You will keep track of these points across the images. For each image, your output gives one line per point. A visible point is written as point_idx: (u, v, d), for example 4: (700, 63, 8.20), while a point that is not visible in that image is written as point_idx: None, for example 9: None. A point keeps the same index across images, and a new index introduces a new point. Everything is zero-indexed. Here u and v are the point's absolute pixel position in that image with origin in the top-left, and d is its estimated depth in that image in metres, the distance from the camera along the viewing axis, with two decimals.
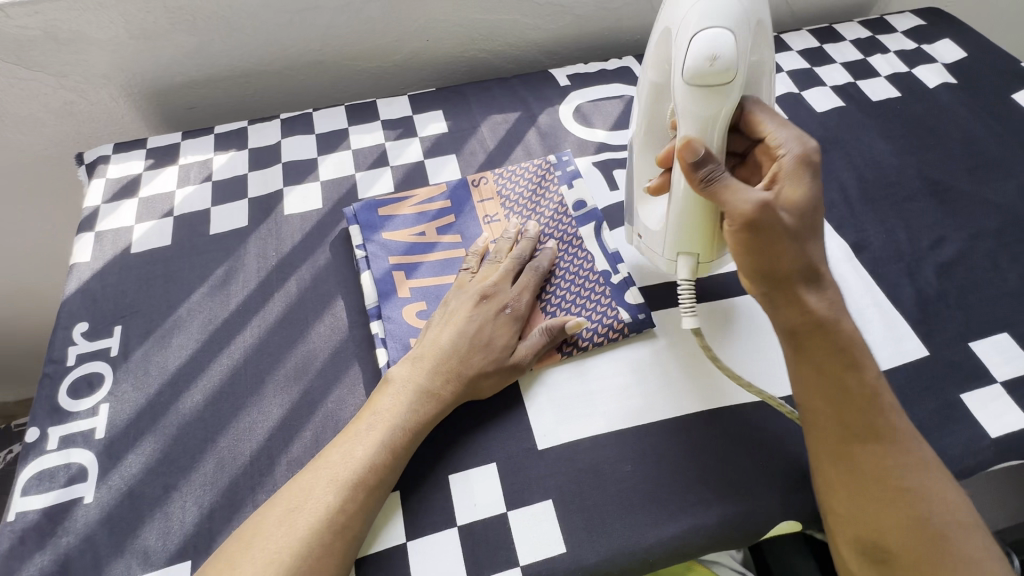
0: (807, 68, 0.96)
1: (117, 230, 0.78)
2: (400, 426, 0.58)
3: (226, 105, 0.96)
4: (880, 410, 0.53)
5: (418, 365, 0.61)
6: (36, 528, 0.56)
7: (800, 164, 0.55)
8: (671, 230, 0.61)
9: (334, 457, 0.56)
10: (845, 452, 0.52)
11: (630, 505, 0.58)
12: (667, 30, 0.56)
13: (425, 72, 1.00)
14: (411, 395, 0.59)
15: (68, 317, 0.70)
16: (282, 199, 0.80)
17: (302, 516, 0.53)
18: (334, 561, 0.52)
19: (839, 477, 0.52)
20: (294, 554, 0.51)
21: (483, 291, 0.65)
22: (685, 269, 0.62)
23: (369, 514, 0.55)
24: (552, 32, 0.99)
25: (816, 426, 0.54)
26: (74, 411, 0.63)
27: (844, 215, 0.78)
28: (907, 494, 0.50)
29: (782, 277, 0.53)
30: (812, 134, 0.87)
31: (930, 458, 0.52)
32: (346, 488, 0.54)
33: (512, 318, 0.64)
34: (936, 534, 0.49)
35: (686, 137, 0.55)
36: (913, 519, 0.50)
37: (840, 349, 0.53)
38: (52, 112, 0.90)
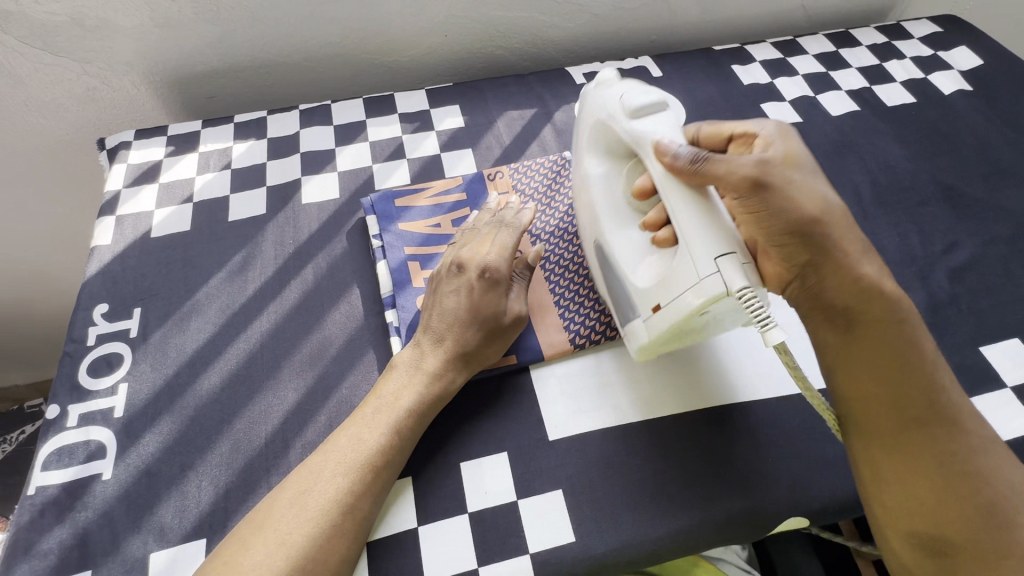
0: (823, 72, 0.96)
1: (138, 215, 0.79)
2: (407, 410, 0.58)
3: (245, 95, 0.97)
4: (936, 386, 0.53)
5: (422, 348, 0.62)
6: (56, 503, 0.57)
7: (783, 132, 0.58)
8: (698, 239, 0.51)
9: (343, 440, 0.57)
10: (900, 439, 0.52)
11: (639, 497, 0.58)
12: (596, 119, 0.64)
13: (442, 68, 1.01)
14: (419, 376, 0.60)
15: (89, 299, 0.71)
16: (300, 188, 0.81)
17: (312, 498, 0.53)
18: (345, 542, 0.52)
19: (893, 467, 0.52)
20: (306, 535, 0.51)
21: (460, 261, 0.64)
22: (734, 270, 0.50)
23: (381, 493, 0.56)
24: (570, 30, 1.00)
25: (868, 414, 0.53)
26: (94, 390, 0.64)
27: (857, 218, 0.79)
28: (967, 478, 0.51)
29: (821, 240, 0.53)
30: (827, 138, 0.87)
31: (987, 439, 0.52)
32: (355, 471, 0.55)
33: (491, 281, 0.63)
34: (998, 518, 0.49)
35: (650, 144, 0.56)
36: (974, 504, 0.50)
37: (882, 313, 0.53)
38: (75, 97, 0.91)
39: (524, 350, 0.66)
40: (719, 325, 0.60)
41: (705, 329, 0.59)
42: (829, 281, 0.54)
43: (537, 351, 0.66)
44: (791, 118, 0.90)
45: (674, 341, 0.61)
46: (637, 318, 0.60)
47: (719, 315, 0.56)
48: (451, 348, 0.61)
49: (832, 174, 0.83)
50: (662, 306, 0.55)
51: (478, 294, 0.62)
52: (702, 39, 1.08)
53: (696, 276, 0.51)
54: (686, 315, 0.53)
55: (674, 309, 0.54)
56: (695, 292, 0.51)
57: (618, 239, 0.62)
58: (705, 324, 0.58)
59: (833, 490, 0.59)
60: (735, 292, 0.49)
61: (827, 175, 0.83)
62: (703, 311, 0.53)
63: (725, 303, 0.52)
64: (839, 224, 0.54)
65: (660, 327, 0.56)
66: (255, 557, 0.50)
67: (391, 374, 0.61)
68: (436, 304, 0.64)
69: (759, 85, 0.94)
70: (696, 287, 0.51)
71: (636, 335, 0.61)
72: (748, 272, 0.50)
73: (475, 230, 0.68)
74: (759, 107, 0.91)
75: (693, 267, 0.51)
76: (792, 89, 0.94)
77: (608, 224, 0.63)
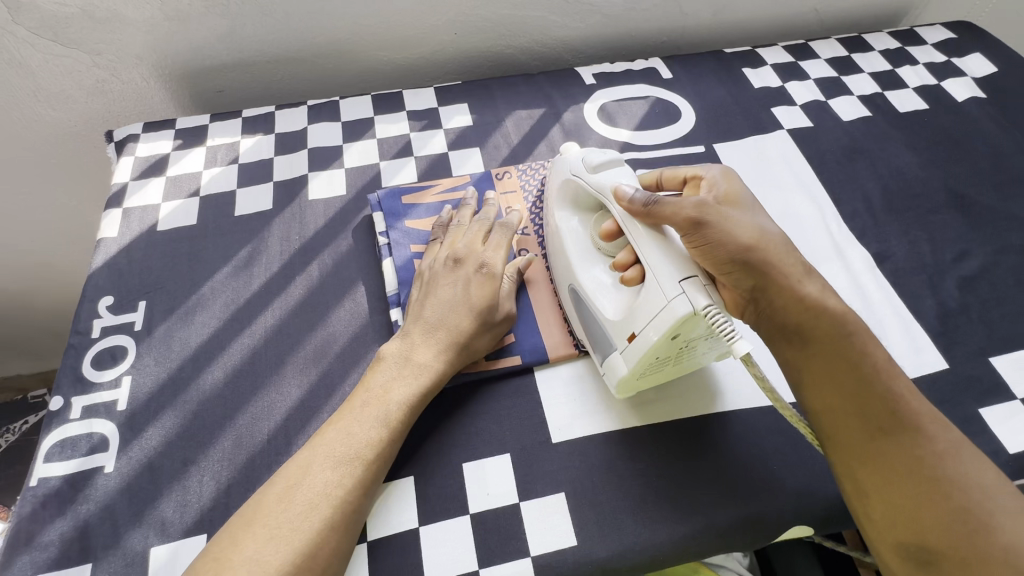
0: (835, 76, 0.96)
1: (144, 208, 0.79)
2: (396, 403, 0.58)
3: (254, 90, 0.97)
4: (891, 393, 0.53)
5: (412, 340, 0.62)
6: (58, 494, 0.57)
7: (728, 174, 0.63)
8: (663, 268, 0.55)
9: (331, 434, 0.55)
10: (865, 449, 0.51)
11: (642, 502, 0.58)
12: (562, 176, 0.69)
13: (451, 66, 1.01)
14: (408, 367, 0.60)
15: (94, 291, 0.71)
16: (306, 184, 0.81)
17: (299, 492, 0.52)
18: (335, 536, 0.51)
19: (862, 479, 0.51)
20: (294, 531, 0.50)
21: (455, 254, 0.66)
22: (698, 291, 0.53)
23: (372, 487, 0.55)
24: (580, 30, 0.99)
25: (832, 426, 0.53)
26: (97, 382, 0.64)
27: (867, 224, 0.78)
28: (938, 484, 0.49)
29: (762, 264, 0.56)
30: (838, 143, 0.87)
31: (955, 442, 0.51)
32: (344, 464, 0.54)
33: (489, 275, 0.65)
34: (975, 525, 0.47)
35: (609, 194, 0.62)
36: (950, 511, 0.48)
37: (828, 329, 0.55)
38: (84, 89, 0.92)
39: (530, 350, 0.66)
40: (695, 358, 0.61)
41: (682, 358, 0.60)
42: (777, 302, 0.56)
43: (543, 352, 0.66)
44: (802, 122, 0.89)
45: (653, 374, 0.61)
46: (614, 352, 0.60)
47: (692, 342, 0.57)
48: (442, 340, 0.61)
49: (842, 180, 0.82)
50: (636, 334, 0.57)
51: (471, 288, 0.64)
52: (713, 41, 1.07)
53: (664, 299, 0.54)
54: (660, 340, 0.55)
55: (648, 335, 0.55)
56: (666, 315, 0.53)
57: (587, 278, 0.63)
58: (681, 353, 0.58)
59: (838, 500, 0.58)
60: (702, 310, 0.52)
61: (837, 181, 0.82)
62: (676, 333, 0.54)
63: (695, 324, 0.54)
64: (779, 247, 0.58)
65: (636, 356, 0.57)
66: (245, 553, 0.48)
67: (379, 367, 0.61)
68: (421, 299, 0.65)
69: (770, 88, 0.94)
70: (668, 309, 0.53)
71: (614, 368, 0.60)
72: (711, 293, 0.53)
73: (461, 226, 0.70)
74: (769, 111, 0.91)
75: (661, 291, 0.54)
76: (803, 94, 0.93)
77: (578, 265, 0.65)
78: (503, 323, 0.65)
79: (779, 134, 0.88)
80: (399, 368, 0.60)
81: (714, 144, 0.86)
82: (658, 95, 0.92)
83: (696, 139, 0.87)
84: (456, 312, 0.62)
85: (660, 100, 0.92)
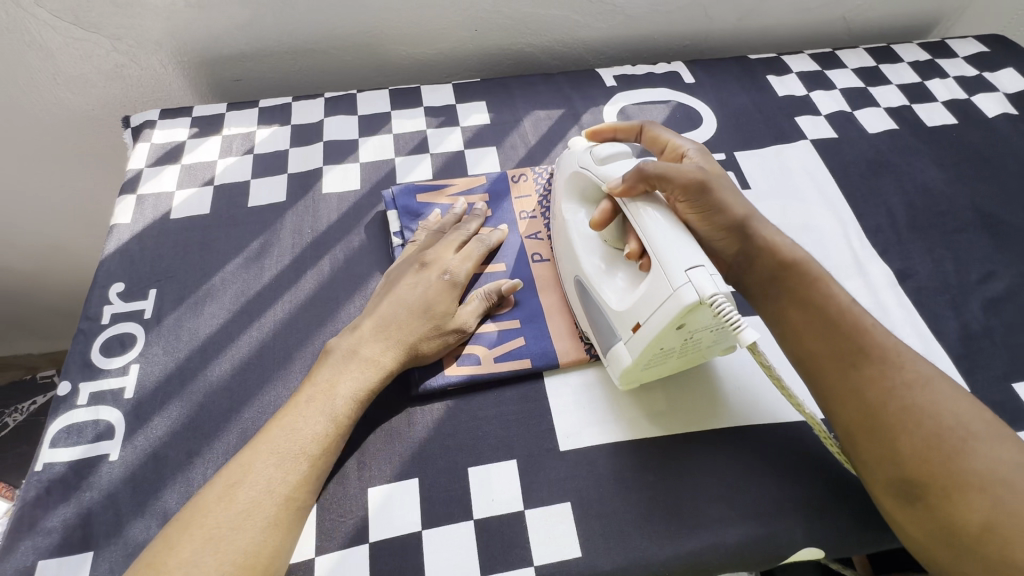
0: (861, 87, 0.93)
1: (158, 195, 0.78)
2: (342, 398, 0.58)
3: (271, 80, 0.97)
4: (858, 328, 0.55)
5: (362, 336, 0.61)
6: (62, 480, 0.57)
7: (703, 154, 0.68)
8: (666, 258, 0.54)
9: (277, 433, 0.54)
10: (852, 392, 0.54)
11: (649, 517, 0.57)
12: (569, 170, 0.69)
13: (470, 63, 1.00)
14: (354, 362, 0.60)
15: (105, 277, 0.71)
16: (321, 177, 0.81)
17: (243, 491, 0.51)
18: (281, 533, 0.51)
19: (851, 418, 0.53)
20: (236, 528, 0.49)
21: (421, 259, 0.66)
22: (706, 279, 0.52)
23: (316, 484, 0.55)
24: (602, 31, 0.98)
25: (818, 370, 0.56)
26: (105, 369, 0.64)
27: (890, 240, 0.76)
28: (911, 414, 0.51)
29: (744, 228, 0.61)
30: (863, 156, 0.85)
31: (928, 373, 0.53)
32: (290, 460, 0.53)
33: (451, 282, 0.65)
34: (949, 451, 0.49)
35: (609, 183, 0.62)
36: (924, 441, 0.50)
37: (802, 281, 0.59)
38: (103, 73, 0.91)
39: (540, 355, 0.65)
40: (700, 350, 0.60)
41: (689, 349, 0.59)
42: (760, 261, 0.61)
43: (553, 357, 0.65)
44: (826, 133, 0.87)
45: (659, 364, 0.60)
46: (618, 342, 0.59)
47: (698, 332, 0.56)
48: (393, 338, 0.61)
49: (865, 194, 0.81)
50: (642, 324, 0.56)
51: (430, 290, 0.64)
52: (737, 46, 1.05)
53: (670, 289, 0.53)
54: (666, 329, 0.54)
55: (654, 325, 0.55)
56: (672, 304, 0.53)
57: (592, 268, 0.63)
58: (687, 343, 0.58)
59: (850, 522, 0.57)
60: (708, 299, 0.51)
61: (861, 195, 0.80)
62: (681, 323, 0.54)
63: (703, 314, 0.53)
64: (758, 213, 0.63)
65: (642, 346, 0.56)
66: (182, 555, 0.47)
67: (325, 364, 0.60)
68: (382, 296, 0.65)
69: (795, 97, 0.92)
70: (673, 298, 0.53)
71: (619, 360, 0.60)
72: (720, 281, 0.53)
73: (439, 234, 0.70)
74: (793, 119, 0.89)
75: (667, 280, 0.53)
76: (828, 104, 0.91)
77: (583, 256, 0.65)
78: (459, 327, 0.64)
79: (802, 144, 0.86)
80: (344, 363, 0.60)
81: (735, 152, 0.85)
82: (679, 100, 0.90)
83: (717, 146, 0.85)
84: (405, 315, 0.62)
85: (681, 105, 0.90)
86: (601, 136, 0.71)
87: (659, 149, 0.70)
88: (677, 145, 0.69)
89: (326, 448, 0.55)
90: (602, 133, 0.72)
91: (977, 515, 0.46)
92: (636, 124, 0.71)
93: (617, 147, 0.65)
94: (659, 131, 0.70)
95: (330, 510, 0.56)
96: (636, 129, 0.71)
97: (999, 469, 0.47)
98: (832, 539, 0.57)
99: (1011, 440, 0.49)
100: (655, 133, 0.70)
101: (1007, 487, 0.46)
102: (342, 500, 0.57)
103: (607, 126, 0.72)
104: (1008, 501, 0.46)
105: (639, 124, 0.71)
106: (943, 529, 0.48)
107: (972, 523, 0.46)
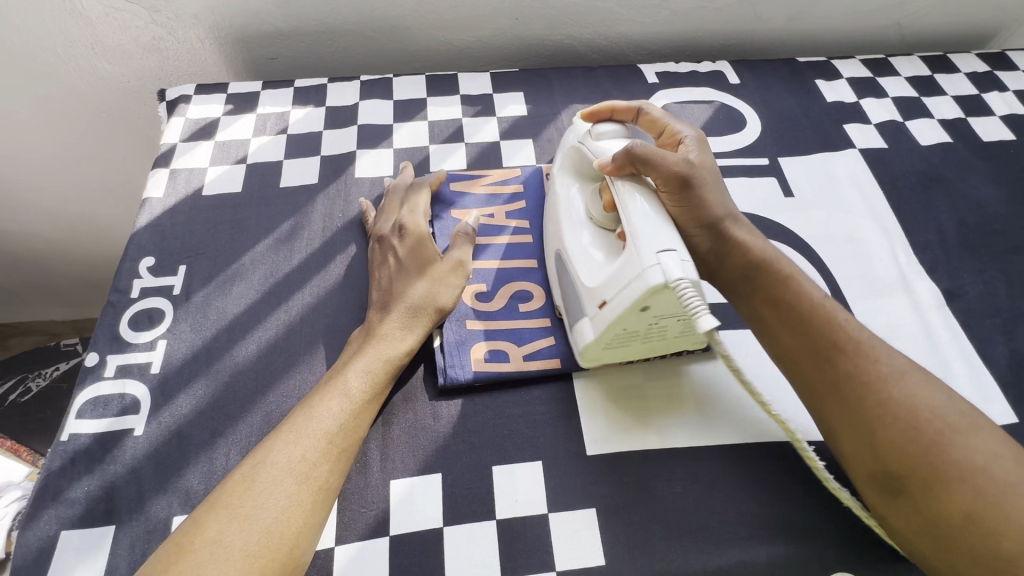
0: (914, 97, 0.90)
1: (191, 170, 0.78)
2: (358, 378, 0.57)
3: (307, 60, 0.96)
4: (829, 324, 0.56)
5: (381, 316, 0.62)
6: (86, 452, 0.57)
7: (698, 140, 0.67)
8: (641, 239, 0.54)
9: (298, 417, 0.54)
10: (828, 387, 0.55)
11: (675, 528, 0.55)
12: (569, 145, 0.69)
13: (508, 52, 0.98)
14: (374, 341, 0.60)
15: (136, 250, 0.71)
16: (354, 161, 0.79)
17: (265, 471, 0.50)
18: (305, 511, 0.49)
19: (832, 411, 0.54)
20: (257, 508, 0.48)
21: (378, 236, 0.68)
22: (675, 264, 0.52)
23: (344, 466, 0.53)
24: (646, 25, 0.95)
25: (793, 364, 0.58)
26: (134, 342, 0.64)
27: (938, 257, 0.73)
28: (886, 409, 0.51)
29: (716, 227, 0.61)
30: (913, 169, 0.81)
31: (901, 367, 0.53)
32: (311, 439, 0.52)
33: (415, 239, 0.67)
34: (928, 441, 0.49)
35: (600, 160, 0.62)
36: (903, 434, 0.50)
37: (774, 277, 0.60)
38: (140, 45, 0.91)
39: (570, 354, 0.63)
40: (669, 338, 0.60)
41: (653, 335, 0.59)
42: (730, 259, 0.61)
43: None
44: (876, 143, 0.84)
45: (621, 346, 0.60)
46: (584, 318, 0.59)
47: (664, 317, 0.56)
48: (401, 311, 0.62)
49: (914, 209, 0.77)
50: (606, 301, 0.56)
51: (404, 257, 0.66)
52: (784, 48, 1.02)
53: (639, 269, 0.53)
54: (629, 310, 0.54)
55: (618, 304, 0.55)
56: (637, 284, 0.53)
57: (572, 243, 0.63)
58: (652, 328, 0.58)
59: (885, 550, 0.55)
60: (673, 283, 0.51)
61: (910, 209, 0.77)
62: (645, 305, 0.54)
63: (667, 297, 0.53)
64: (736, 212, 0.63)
65: (603, 324, 0.56)
66: (207, 534, 0.46)
67: (346, 351, 0.62)
68: (378, 281, 0.65)
69: (844, 103, 0.88)
70: (640, 279, 0.53)
71: (581, 335, 0.60)
72: (690, 268, 0.52)
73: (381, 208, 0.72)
74: (841, 127, 0.86)
75: (637, 261, 0.53)
76: (879, 113, 0.88)
77: (566, 230, 0.64)
78: (460, 273, 0.65)
79: (850, 153, 0.83)
80: (364, 343, 0.60)
81: (779, 157, 0.82)
82: (723, 100, 0.88)
83: (761, 151, 0.82)
84: (412, 289, 0.63)
85: (724, 105, 0.87)
86: (598, 116, 0.70)
87: (658, 131, 0.70)
88: (676, 130, 0.68)
89: (343, 426, 0.54)
90: (600, 114, 0.70)
91: (958, 503, 0.47)
92: (635, 105, 0.70)
93: (613, 127, 0.66)
94: (658, 114, 0.69)
95: (351, 500, 0.56)
96: (634, 111, 0.70)
97: (979, 458, 0.48)
98: (868, 565, 0.54)
99: (989, 429, 0.50)
100: (653, 116, 0.69)
101: (985, 475, 0.47)
102: (364, 490, 0.56)
103: (605, 107, 0.69)
104: (987, 490, 0.46)
105: (637, 106, 0.69)
106: (927, 520, 0.48)
107: (954, 511, 0.47)
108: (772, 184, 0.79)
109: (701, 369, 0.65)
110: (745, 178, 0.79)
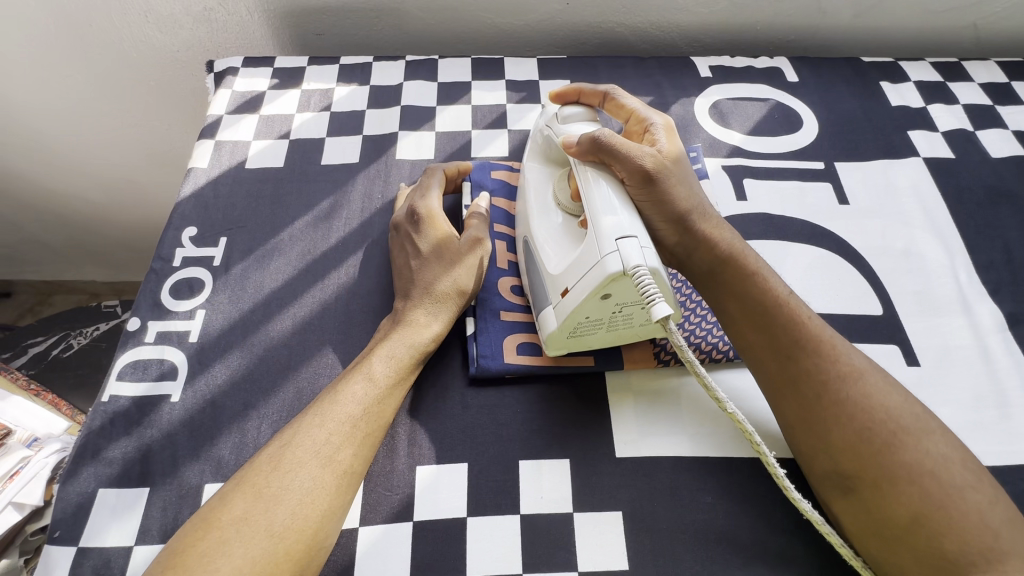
0: (988, 105, 0.84)
1: (235, 142, 0.78)
2: (384, 367, 0.57)
3: (353, 37, 0.95)
4: (790, 322, 0.55)
5: (411, 303, 0.61)
6: (125, 413, 0.59)
7: (665, 130, 0.64)
8: (598, 226, 0.54)
9: (324, 399, 0.54)
10: (789, 383, 0.54)
11: (702, 539, 0.54)
12: (537, 132, 0.69)
13: (557, 37, 0.95)
14: (404, 328, 0.60)
15: (180, 219, 0.71)
16: (395, 142, 0.79)
17: (290, 452, 0.50)
18: (328, 493, 0.50)
19: (787, 409, 0.54)
20: (283, 488, 0.48)
21: (395, 219, 0.68)
22: (634, 251, 0.51)
23: (369, 452, 0.53)
24: (703, 16, 0.91)
25: (759, 365, 0.57)
26: (173, 310, 0.65)
27: (1004, 278, 0.69)
28: (843, 408, 0.51)
29: (683, 221, 0.60)
30: (982, 183, 0.76)
31: (859, 366, 0.53)
32: (336, 424, 0.52)
33: (432, 223, 0.65)
34: (880, 444, 0.49)
35: (567, 142, 0.61)
36: (858, 433, 0.50)
37: (739, 272, 0.59)
38: (191, 16, 0.92)
39: (604, 354, 0.63)
40: (632, 326, 0.58)
41: (617, 325, 0.58)
42: (696, 255, 0.61)
43: (618, 359, 0.62)
44: (942, 153, 0.79)
45: (587, 335, 0.58)
46: (549, 308, 0.59)
47: (626, 307, 0.55)
48: (420, 295, 0.62)
49: (980, 225, 0.73)
50: (569, 289, 0.55)
51: (412, 240, 0.65)
52: (847, 48, 0.97)
53: (598, 256, 0.53)
54: (589, 297, 0.53)
55: (579, 291, 0.54)
56: (597, 272, 0.52)
57: (542, 228, 0.62)
58: (614, 317, 0.56)
59: None
60: (631, 270, 0.50)
61: (976, 225, 0.73)
62: (606, 293, 0.53)
63: (627, 286, 0.52)
64: (702, 207, 0.62)
65: (565, 314, 0.56)
66: (234, 510, 0.47)
67: (376, 336, 0.61)
68: (400, 271, 0.65)
69: (909, 108, 0.84)
70: (599, 267, 0.52)
71: (546, 325, 0.59)
72: (649, 255, 0.52)
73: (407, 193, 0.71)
74: (905, 134, 0.81)
75: (597, 248, 0.53)
76: (947, 120, 0.82)
77: (534, 216, 0.64)
78: (479, 250, 0.64)
79: (914, 162, 0.78)
80: (392, 329, 0.60)
81: (835, 162, 0.78)
82: (779, 99, 0.84)
83: (816, 154, 0.78)
84: (437, 275, 0.62)
85: (780, 104, 0.83)
86: (564, 99, 0.68)
87: (624, 118, 0.67)
88: (644, 117, 0.65)
89: (368, 410, 0.54)
90: (567, 96, 0.68)
91: (907, 506, 0.46)
92: (602, 90, 0.67)
93: (578, 110, 0.65)
94: (625, 100, 0.67)
95: (376, 484, 0.56)
96: (601, 96, 0.67)
97: (926, 460, 0.48)
98: None
99: (940, 433, 0.50)
100: (620, 102, 0.67)
101: (932, 477, 0.47)
102: (389, 474, 0.56)
103: (572, 90, 0.67)
104: (932, 493, 0.46)
105: (605, 89, 0.67)
106: (875, 522, 0.48)
107: (900, 513, 0.46)
108: (826, 189, 0.75)
109: (737, 378, 0.62)
110: (798, 181, 0.76)
